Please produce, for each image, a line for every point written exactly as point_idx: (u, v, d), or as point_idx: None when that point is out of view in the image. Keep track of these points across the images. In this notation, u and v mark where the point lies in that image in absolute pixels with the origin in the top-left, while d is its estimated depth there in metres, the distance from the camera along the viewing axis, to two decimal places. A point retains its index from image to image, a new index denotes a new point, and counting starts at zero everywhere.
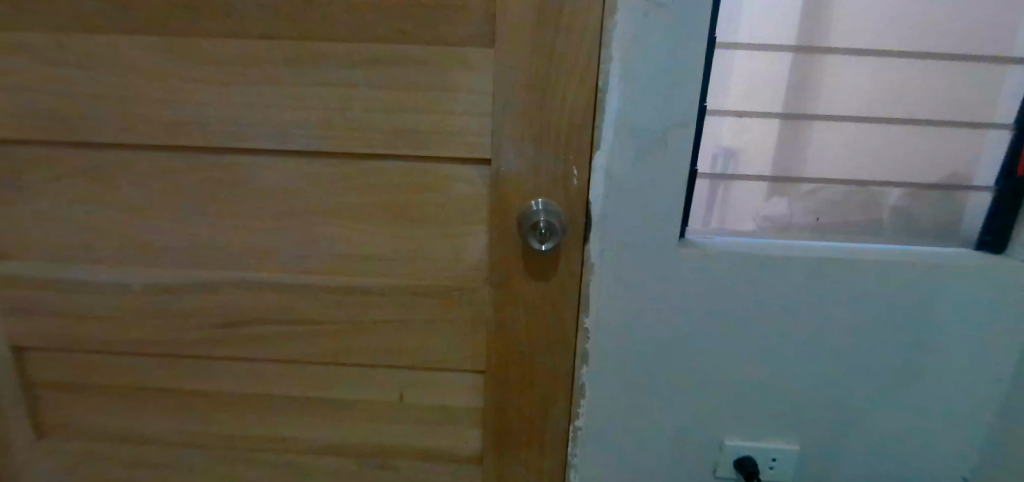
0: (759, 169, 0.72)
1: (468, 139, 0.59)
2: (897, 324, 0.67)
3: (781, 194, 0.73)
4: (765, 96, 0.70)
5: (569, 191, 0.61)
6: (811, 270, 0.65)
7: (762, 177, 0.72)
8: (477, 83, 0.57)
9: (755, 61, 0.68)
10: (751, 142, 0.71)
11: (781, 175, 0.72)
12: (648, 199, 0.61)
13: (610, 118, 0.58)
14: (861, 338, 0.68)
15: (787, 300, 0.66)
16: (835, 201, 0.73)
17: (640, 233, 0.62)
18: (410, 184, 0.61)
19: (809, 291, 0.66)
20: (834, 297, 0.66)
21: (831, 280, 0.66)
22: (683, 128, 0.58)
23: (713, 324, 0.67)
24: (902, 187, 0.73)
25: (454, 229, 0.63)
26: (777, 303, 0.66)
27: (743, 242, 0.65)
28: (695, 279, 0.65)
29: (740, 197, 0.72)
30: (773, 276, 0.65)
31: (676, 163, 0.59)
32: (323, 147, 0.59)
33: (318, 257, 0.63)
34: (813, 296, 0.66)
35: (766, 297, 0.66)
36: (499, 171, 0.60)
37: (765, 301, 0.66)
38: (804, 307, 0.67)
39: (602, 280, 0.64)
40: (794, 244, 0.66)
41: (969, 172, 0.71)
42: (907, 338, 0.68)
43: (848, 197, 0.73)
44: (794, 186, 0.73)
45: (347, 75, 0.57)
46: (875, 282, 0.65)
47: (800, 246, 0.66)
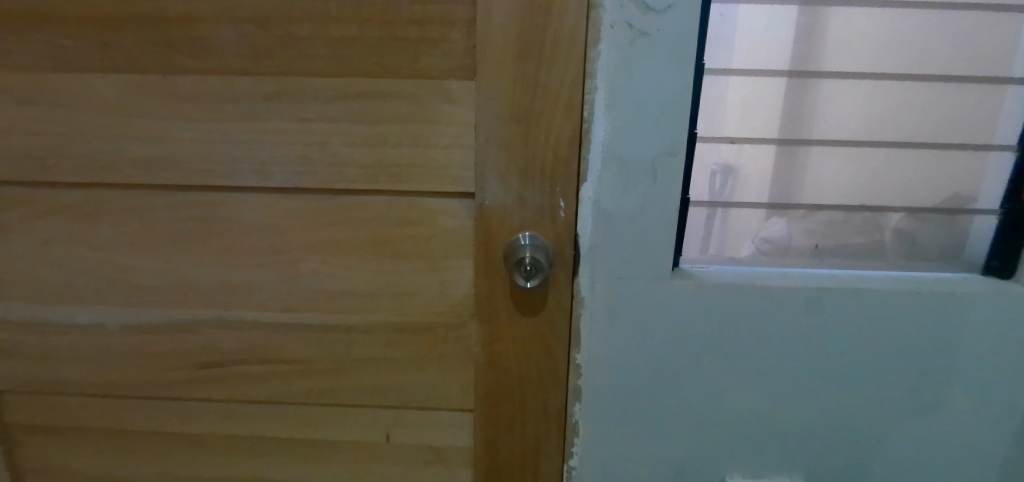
0: (757, 193, 0.70)
1: (451, 173, 0.58)
2: (901, 354, 0.65)
3: (779, 216, 0.70)
4: (756, 118, 0.68)
5: (556, 224, 0.59)
6: (809, 300, 0.63)
7: (759, 203, 0.70)
8: (459, 115, 0.56)
9: (747, 84, 0.66)
10: (749, 162, 0.69)
11: (779, 199, 0.70)
12: (637, 231, 0.59)
13: (596, 148, 0.57)
14: (865, 369, 0.65)
15: (786, 331, 0.64)
16: (834, 222, 0.71)
17: (630, 266, 0.60)
18: (393, 219, 0.60)
19: (809, 322, 0.64)
20: (835, 328, 0.64)
21: (831, 310, 0.63)
22: (672, 157, 0.56)
23: (710, 357, 0.64)
24: (906, 212, 0.70)
25: (439, 264, 0.61)
26: (776, 335, 0.64)
27: (738, 272, 0.63)
28: (690, 312, 0.62)
29: (739, 223, 0.70)
30: (771, 307, 0.63)
31: (666, 193, 0.57)
32: (303, 183, 0.58)
33: (300, 295, 0.62)
34: (813, 327, 0.64)
35: (764, 329, 0.64)
36: (484, 204, 0.59)
37: (764, 332, 0.64)
38: (804, 339, 0.64)
39: (593, 315, 0.62)
40: (791, 272, 0.64)
41: (972, 194, 0.69)
42: (911, 367, 0.65)
43: (848, 218, 0.71)
44: (793, 208, 0.70)
45: (326, 109, 0.56)
46: (875, 311, 0.63)
47: (797, 274, 0.64)
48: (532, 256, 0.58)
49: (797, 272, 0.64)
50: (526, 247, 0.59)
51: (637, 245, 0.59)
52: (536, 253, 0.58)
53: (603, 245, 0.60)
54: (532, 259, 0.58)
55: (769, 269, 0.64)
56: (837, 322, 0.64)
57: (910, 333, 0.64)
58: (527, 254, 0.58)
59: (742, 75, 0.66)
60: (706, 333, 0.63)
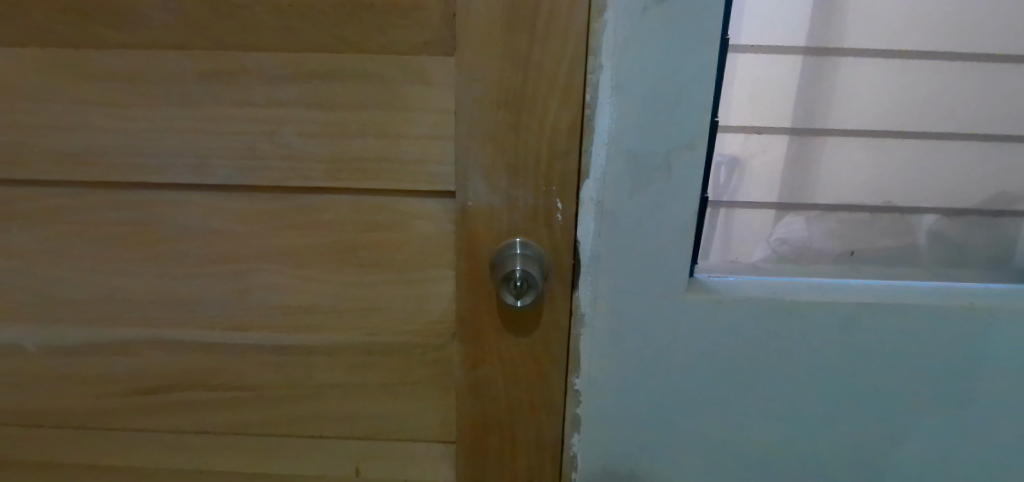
0: (762, 195, 0.75)
1: (427, 168, 0.49)
2: (949, 380, 0.56)
3: (795, 215, 0.75)
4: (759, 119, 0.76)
5: (552, 229, 0.50)
6: (847, 320, 0.54)
7: (765, 203, 0.75)
8: (435, 99, 0.47)
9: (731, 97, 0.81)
10: (762, 160, 0.75)
11: (792, 203, 0.76)
12: (648, 238, 0.50)
13: (600, 140, 0.47)
14: (907, 397, 0.57)
15: (818, 353, 0.55)
16: (848, 223, 0.77)
17: (638, 279, 0.51)
18: (359, 223, 0.50)
19: (845, 343, 0.55)
20: (874, 350, 0.55)
21: (870, 329, 0.54)
22: (691, 151, 0.47)
23: (728, 383, 0.55)
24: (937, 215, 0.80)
25: (415, 275, 0.52)
26: (807, 358, 0.55)
27: (764, 285, 0.54)
28: (706, 332, 0.53)
29: (747, 223, 0.69)
30: (800, 326, 0.54)
31: (683, 194, 0.48)
32: (250, 180, 0.49)
33: (251, 310, 0.53)
34: (849, 349, 0.55)
35: (793, 351, 0.55)
36: (466, 205, 0.49)
37: (792, 354, 0.55)
38: (839, 364, 0.55)
39: (594, 335, 0.53)
40: (824, 285, 0.55)
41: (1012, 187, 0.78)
42: (960, 395, 0.56)
43: (872, 218, 0.78)
44: (808, 209, 0.76)
45: (274, 92, 0.46)
46: (922, 330, 0.54)
47: (830, 287, 0.55)
48: (523, 270, 0.48)
49: (832, 283, 0.55)
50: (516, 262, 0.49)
51: (646, 255, 0.50)
52: (528, 267, 0.48)
53: (606, 256, 0.51)
54: (523, 274, 0.48)
55: (800, 281, 0.56)
56: (878, 344, 0.55)
57: (962, 357, 0.55)
58: (517, 268, 0.48)
59: (747, 79, 0.72)
60: (725, 357, 0.55)
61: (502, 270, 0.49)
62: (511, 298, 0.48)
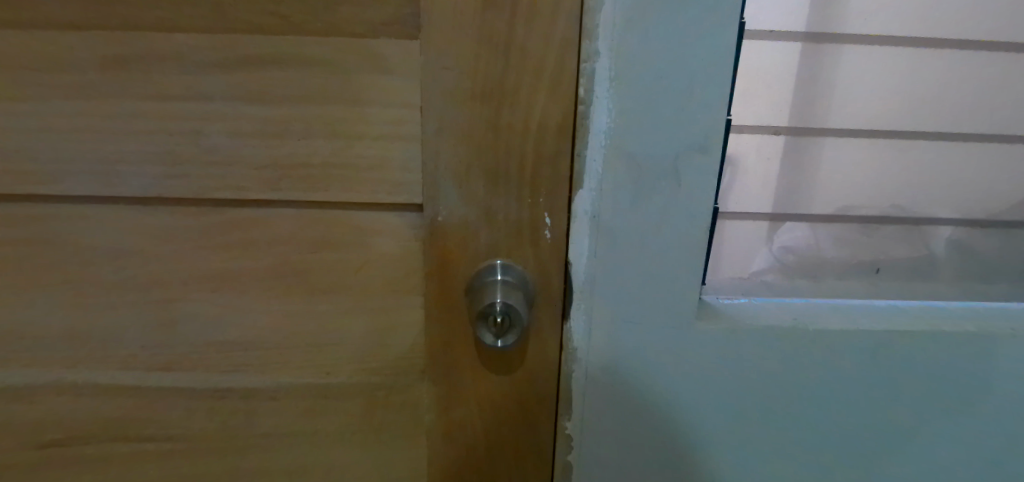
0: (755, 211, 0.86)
1: (388, 176, 0.40)
2: (989, 421, 0.50)
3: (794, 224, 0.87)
4: (765, 111, 0.86)
5: (539, 247, 0.42)
6: (878, 350, 0.48)
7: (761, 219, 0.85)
8: (396, 91, 0.38)
9: (762, 65, 0.82)
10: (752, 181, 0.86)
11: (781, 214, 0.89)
12: (652, 257, 0.43)
13: (596, 142, 0.40)
14: (941, 440, 0.50)
15: (845, 391, 0.48)
16: (846, 236, 0.87)
17: (640, 306, 0.44)
18: (306, 242, 0.42)
19: (876, 379, 0.48)
20: (908, 388, 0.48)
21: (907, 364, 0.47)
22: (703, 155, 0.40)
23: (740, 426, 0.48)
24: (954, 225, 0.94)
25: (376, 303, 0.44)
26: (832, 397, 0.48)
27: (782, 310, 0.48)
28: (718, 367, 0.46)
29: (742, 235, 0.77)
30: (825, 360, 0.47)
31: (692, 205, 0.41)
32: (172, 191, 0.40)
33: (178, 347, 0.44)
34: (880, 387, 0.48)
35: (817, 390, 0.48)
36: (436, 220, 0.41)
37: (814, 393, 0.48)
38: (873, 399, 0.48)
39: (589, 372, 0.46)
40: (847, 306, 0.49)
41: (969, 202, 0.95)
42: (1000, 438, 0.50)
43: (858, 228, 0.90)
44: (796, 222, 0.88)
45: (194, 82, 0.37)
46: (963, 365, 0.48)
47: (854, 310, 0.49)
48: (505, 303, 0.39)
49: (853, 305, 0.49)
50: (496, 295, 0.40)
51: (650, 278, 0.44)
52: (511, 300, 0.39)
53: (603, 279, 0.43)
54: (504, 307, 0.39)
55: (819, 303, 0.50)
56: (913, 376, 0.48)
57: (1007, 396, 0.49)
58: (497, 301, 0.39)
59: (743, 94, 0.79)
60: (741, 393, 0.47)
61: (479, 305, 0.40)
62: (489, 338, 0.39)
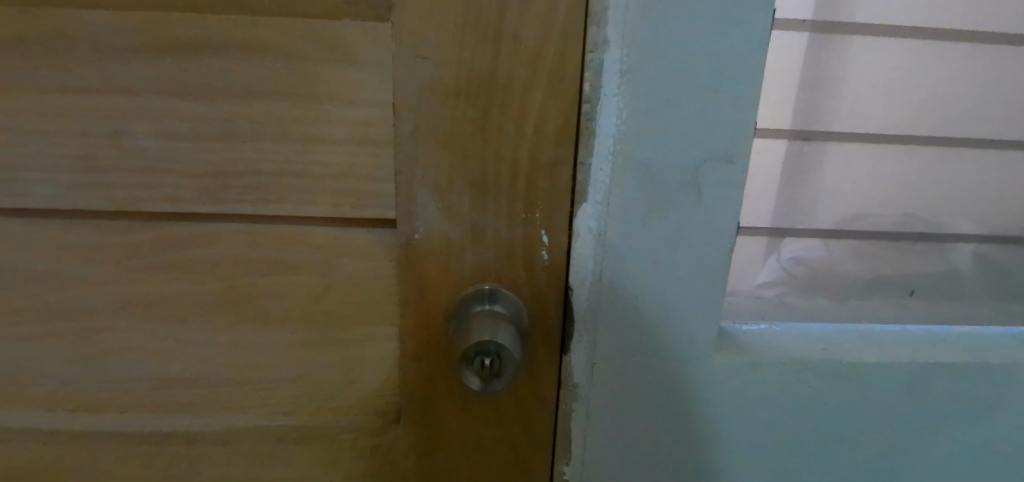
0: (757, 222, 0.83)
1: (354, 186, 0.34)
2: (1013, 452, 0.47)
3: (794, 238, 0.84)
4: (791, 113, 0.81)
5: (534, 270, 0.36)
6: (913, 383, 0.45)
7: (762, 232, 0.82)
8: (363, 85, 0.32)
9: (779, 58, 0.77)
10: (754, 192, 0.82)
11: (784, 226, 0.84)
12: (665, 282, 0.38)
13: (603, 149, 0.33)
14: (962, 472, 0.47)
15: (863, 422, 0.45)
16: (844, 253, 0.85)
17: (653, 336, 0.39)
18: (258, 264, 0.35)
19: (896, 409, 0.45)
20: (928, 417, 0.46)
21: (925, 393, 0.45)
22: (728, 165, 0.35)
23: (756, 462, 0.44)
24: (972, 242, 0.89)
25: (341, 335, 0.37)
26: (851, 430, 0.45)
27: (807, 338, 0.45)
28: (733, 401, 0.42)
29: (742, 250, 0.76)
30: (844, 391, 0.44)
31: (712, 223, 0.36)
32: (93, 203, 0.33)
33: (107, 385, 0.38)
34: (900, 417, 0.45)
35: (835, 421, 0.45)
36: (412, 239, 0.35)
37: (831, 425, 0.45)
38: (898, 432, 0.45)
39: (592, 410, 0.41)
40: (874, 334, 0.47)
41: (981, 213, 0.90)
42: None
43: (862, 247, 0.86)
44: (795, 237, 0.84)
45: (113, 71, 0.31)
46: (983, 392, 0.45)
47: (882, 339, 0.46)
48: (496, 343, 0.32)
49: (879, 332, 0.47)
50: (484, 328, 0.33)
51: (662, 305, 0.38)
52: (504, 338, 0.33)
53: (609, 308, 0.38)
54: (495, 349, 0.32)
55: (843, 329, 0.47)
56: (941, 409, 0.45)
57: None
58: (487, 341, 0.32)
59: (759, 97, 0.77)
60: (761, 429, 0.44)
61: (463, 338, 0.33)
62: (473, 383, 0.32)
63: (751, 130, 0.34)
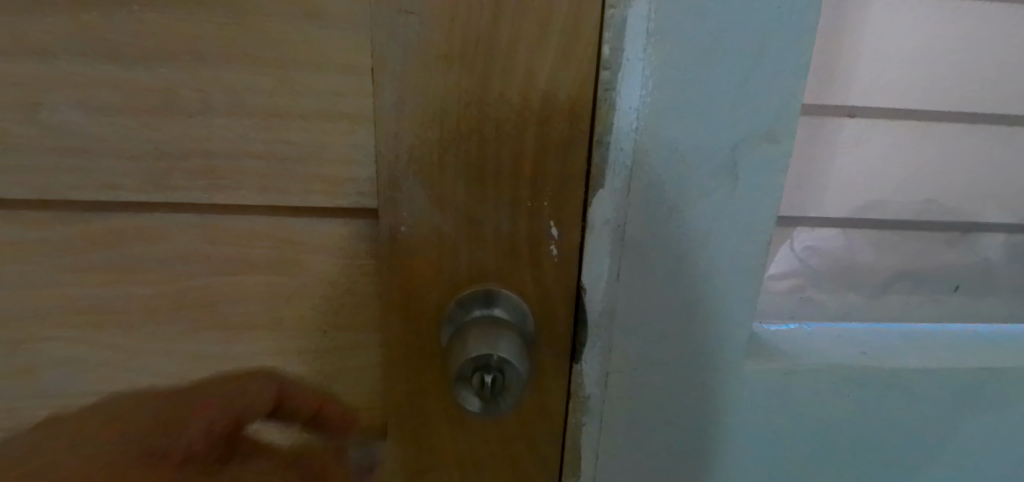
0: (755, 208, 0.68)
1: (326, 169, 0.28)
2: None
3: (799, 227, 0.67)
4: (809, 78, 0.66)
5: (540, 268, 0.31)
6: (963, 392, 0.40)
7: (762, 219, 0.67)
8: (333, 47, 0.26)
9: None
10: None
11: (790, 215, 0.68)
12: (692, 280, 0.33)
13: (625, 125, 0.28)
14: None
15: (905, 433, 0.40)
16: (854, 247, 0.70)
17: (676, 342, 0.35)
18: (216, 262, 0.30)
19: (938, 419, 0.40)
20: (971, 427, 0.41)
21: (970, 401, 0.40)
22: (770, 144, 0.30)
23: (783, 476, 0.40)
24: (1001, 233, 0.75)
25: (318, 342, 0.32)
26: (889, 442, 0.40)
27: (843, 341, 0.40)
28: (766, 412, 0.38)
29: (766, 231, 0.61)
30: (884, 401, 0.39)
31: (749, 211, 0.31)
32: (22, 189, 0.28)
33: (42, 401, 0.32)
34: (942, 428, 0.41)
35: (871, 433, 0.40)
36: (397, 232, 0.29)
37: (869, 437, 0.40)
38: (942, 445, 0.41)
39: (606, 422, 0.36)
40: (916, 336, 0.42)
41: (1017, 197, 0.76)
42: None
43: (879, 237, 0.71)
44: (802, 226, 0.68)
45: (29, 31, 0.26)
46: None
47: (925, 342, 0.42)
48: (499, 357, 0.27)
49: (921, 335, 0.42)
50: (484, 338, 0.28)
51: (688, 307, 0.33)
52: (506, 351, 0.27)
53: (626, 310, 0.33)
54: (499, 364, 0.27)
55: (881, 330, 0.42)
56: (990, 417, 0.41)
57: None
58: (488, 354, 0.27)
59: None
60: (793, 441, 0.39)
61: (458, 350, 0.28)
62: (472, 404, 0.28)
63: (798, 102, 0.29)
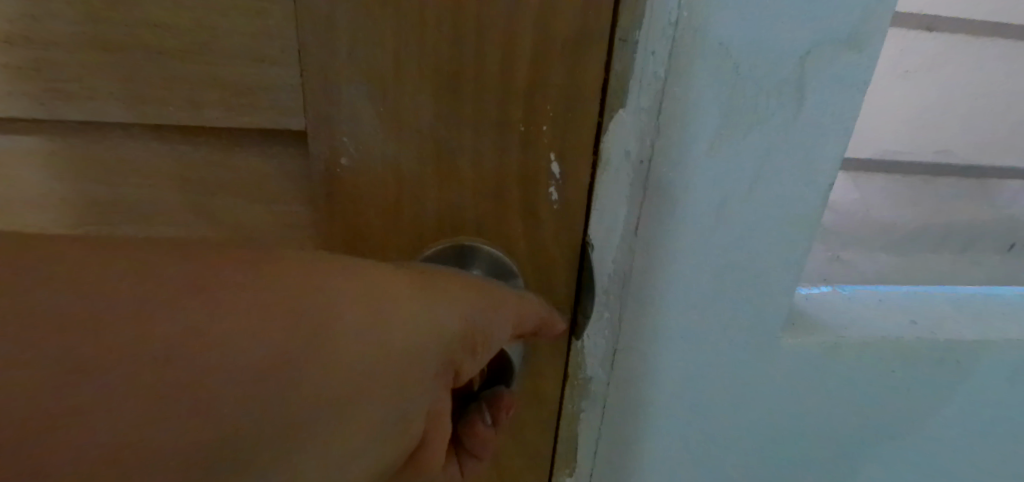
0: None
1: (226, 72, 0.19)
2: None
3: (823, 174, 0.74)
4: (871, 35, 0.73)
5: (537, 220, 0.22)
6: None
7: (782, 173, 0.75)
8: None
9: None
10: None
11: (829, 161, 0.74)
12: (727, 237, 0.25)
13: (656, 18, 0.20)
14: None
15: (958, 411, 0.34)
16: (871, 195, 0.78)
17: (700, 315, 0.27)
18: (100, 202, 0.23)
19: (997, 398, 0.34)
20: None
21: None
22: (851, 52, 0.21)
23: (811, 459, 0.34)
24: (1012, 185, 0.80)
25: None
26: (939, 421, 0.34)
27: (886, 309, 0.33)
28: (800, 392, 0.31)
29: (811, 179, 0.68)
30: (942, 379, 0.33)
31: (811, 146, 0.23)
32: None
33: None
34: (1000, 406, 0.35)
35: (921, 414, 0.34)
36: (336, 165, 0.21)
37: (917, 417, 0.34)
38: (980, 424, 0.35)
39: (607, 408, 0.30)
40: (969, 302, 0.35)
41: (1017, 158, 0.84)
42: None
43: (894, 187, 0.79)
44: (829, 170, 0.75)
45: None
46: None
47: (978, 308, 0.34)
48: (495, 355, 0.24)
49: (971, 299, 0.35)
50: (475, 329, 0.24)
51: (720, 269, 0.26)
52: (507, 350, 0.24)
53: (645, 272, 0.26)
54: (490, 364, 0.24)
55: (924, 294, 0.35)
56: None
57: None
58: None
59: None
60: (820, 428, 0.33)
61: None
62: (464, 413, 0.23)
63: None
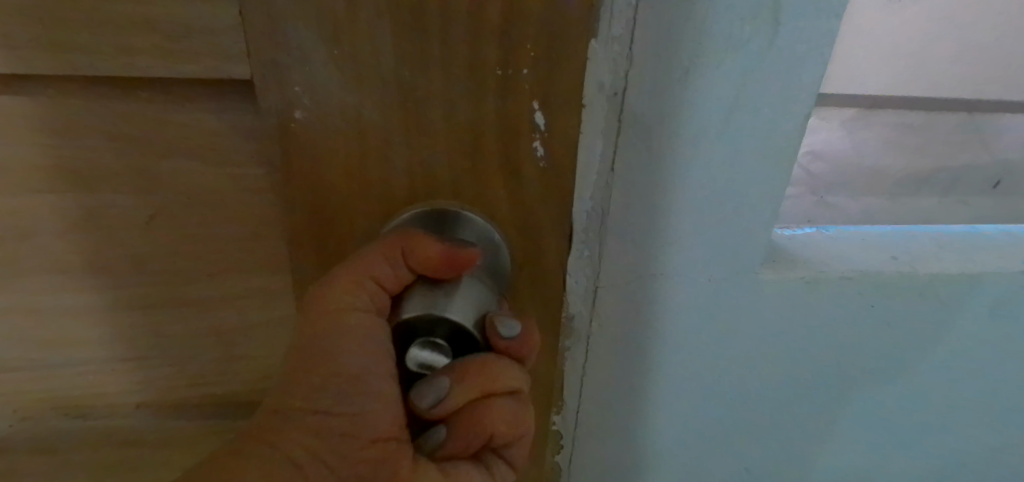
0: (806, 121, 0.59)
1: (160, 13, 0.17)
2: None
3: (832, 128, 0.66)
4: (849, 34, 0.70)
5: (520, 177, 0.20)
6: None
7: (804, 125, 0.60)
8: None
9: None
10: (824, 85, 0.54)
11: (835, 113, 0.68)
12: (704, 163, 0.23)
13: None
14: None
15: (972, 348, 0.32)
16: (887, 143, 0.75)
17: (677, 252, 0.25)
18: (41, 169, 0.21)
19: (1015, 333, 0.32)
20: None
21: None
22: None
23: (810, 402, 0.33)
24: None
25: (210, 268, 0.23)
26: (950, 357, 0.32)
27: (872, 242, 0.29)
28: (790, 333, 0.29)
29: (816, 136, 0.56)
30: (951, 314, 0.30)
31: (793, 58, 0.20)
32: None
33: None
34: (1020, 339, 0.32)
35: (932, 352, 0.31)
36: (289, 117, 0.18)
37: (926, 355, 0.32)
38: (982, 367, 0.33)
39: (590, 357, 0.28)
40: (985, 239, 0.31)
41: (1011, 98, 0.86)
42: None
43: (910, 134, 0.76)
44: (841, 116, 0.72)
45: None
46: None
47: (994, 244, 0.31)
48: (450, 325, 0.16)
49: (985, 235, 0.31)
50: (431, 292, 0.17)
51: (695, 198, 0.24)
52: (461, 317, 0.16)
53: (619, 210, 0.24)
54: (451, 336, 0.17)
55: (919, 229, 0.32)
56: None
57: None
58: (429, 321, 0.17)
59: None
60: (815, 372, 0.31)
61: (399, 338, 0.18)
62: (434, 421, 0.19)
63: None
